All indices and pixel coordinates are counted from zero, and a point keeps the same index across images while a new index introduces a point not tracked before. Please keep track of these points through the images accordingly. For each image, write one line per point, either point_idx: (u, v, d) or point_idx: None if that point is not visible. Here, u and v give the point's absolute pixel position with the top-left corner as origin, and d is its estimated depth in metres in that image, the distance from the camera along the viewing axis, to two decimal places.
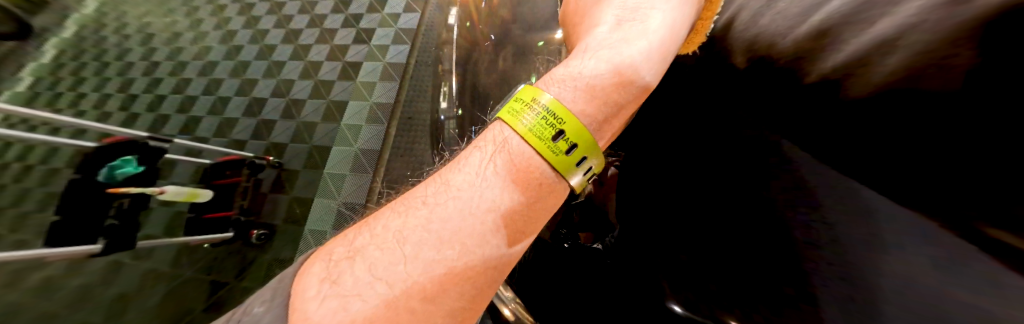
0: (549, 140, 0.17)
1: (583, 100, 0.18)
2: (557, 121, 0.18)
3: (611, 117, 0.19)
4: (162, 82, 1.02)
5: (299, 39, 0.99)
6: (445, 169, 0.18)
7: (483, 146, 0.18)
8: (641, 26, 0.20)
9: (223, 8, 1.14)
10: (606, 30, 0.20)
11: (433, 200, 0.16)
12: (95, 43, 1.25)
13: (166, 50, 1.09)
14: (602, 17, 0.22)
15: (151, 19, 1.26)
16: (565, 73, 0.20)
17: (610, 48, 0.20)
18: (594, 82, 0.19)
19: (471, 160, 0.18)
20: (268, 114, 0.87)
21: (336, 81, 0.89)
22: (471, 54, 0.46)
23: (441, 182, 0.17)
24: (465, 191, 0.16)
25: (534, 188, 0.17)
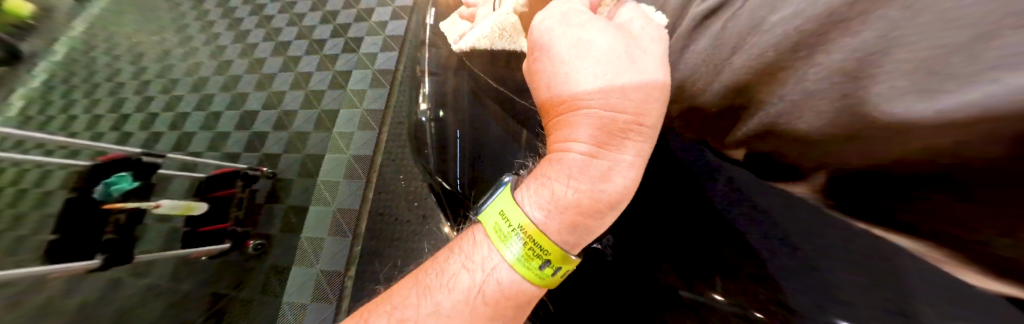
0: (534, 267, 0.24)
1: (558, 229, 0.24)
2: (541, 252, 0.24)
3: (583, 236, 0.24)
4: (154, 100, 1.03)
5: (288, 52, 1.00)
6: (430, 286, 0.26)
7: (467, 264, 0.26)
8: (618, 148, 0.22)
9: (211, 24, 1.15)
10: (565, 177, 0.24)
11: (419, 320, 0.24)
12: (86, 65, 1.26)
13: (157, 68, 1.10)
14: (577, 124, 0.24)
15: (141, 38, 1.28)
16: (543, 196, 0.25)
17: (590, 173, 0.23)
18: (570, 211, 0.23)
19: (459, 280, 0.25)
20: (261, 126, 0.88)
21: (326, 91, 0.90)
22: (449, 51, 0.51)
23: (424, 307, 0.25)
24: (454, 311, 0.24)
25: (505, 304, 0.24)
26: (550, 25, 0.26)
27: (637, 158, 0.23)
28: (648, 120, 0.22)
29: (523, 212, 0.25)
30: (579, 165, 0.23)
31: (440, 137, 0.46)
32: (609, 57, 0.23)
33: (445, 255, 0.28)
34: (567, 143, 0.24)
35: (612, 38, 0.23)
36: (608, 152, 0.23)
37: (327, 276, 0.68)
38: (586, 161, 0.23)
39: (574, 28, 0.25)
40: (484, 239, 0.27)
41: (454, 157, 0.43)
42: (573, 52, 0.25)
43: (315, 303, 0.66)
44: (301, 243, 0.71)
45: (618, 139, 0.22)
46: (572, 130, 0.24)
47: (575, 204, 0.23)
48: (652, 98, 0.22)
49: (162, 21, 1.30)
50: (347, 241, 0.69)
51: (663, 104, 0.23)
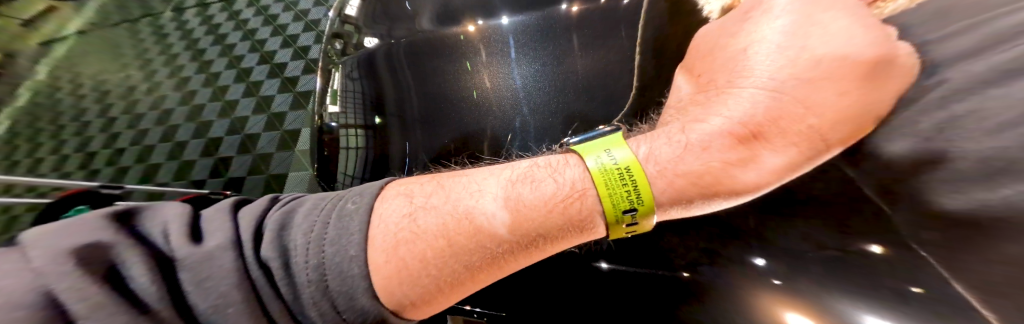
0: (621, 212, 0.26)
1: (667, 191, 0.26)
2: (639, 200, 0.26)
3: (683, 205, 0.27)
4: (120, 136, 1.04)
5: (250, 77, 1.03)
6: (505, 182, 0.27)
7: (551, 173, 0.28)
8: (770, 143, 0.26)
9: (175, 56, 1.18)
10: (707, 142, 0.26)
11: (481, 203, 0.25)
12: (51, 106, 1.26)
13: (122, 104, 1.12)
14: (732, 107, 0.28)
15: (107, 75, 1.29)
16: (673, 149, 0.27)
17: (728, 149, 0.26)
18: (700, 175, 0.26)
19: (545, 186, 0.26)
20: (226, 151, 0.90)
21: (288, 112, 0.93)
22: (384, 55, 0.56)
23: (490, 197, 0.25)
24: (517, 210, 0.25)
25: (565, 227, 0.25)
26: (769, 34, 0.30)
27: (776, 161, 0.25)
28: (826, 139, 0.25)
29: (652, 156, 0.27)
30: (726, 135, 0.26)
31: (374, 140, 0.52)
32: (827, 82, 0.26)
33: (530, 164, 0.29)
34: (716, 115, 0.28)
35: (849, 59, 0.25)
36: (763, 142, 0.25)
37: None
38: (738, 141, 0.25)
39: (819, 34, 0.27)
40: (573, 156, 0.29)
41: (405, 154, 0.51)
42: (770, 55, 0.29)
43: None
44: None
45: (775, 136, 0.26)
46: (725, 109, 0.28)
47: (699, 171, 0.26)
48: (836, 113, 0.25)
49: (129, 57, 1.32)
50: None
51: (841, 119, 0.25)
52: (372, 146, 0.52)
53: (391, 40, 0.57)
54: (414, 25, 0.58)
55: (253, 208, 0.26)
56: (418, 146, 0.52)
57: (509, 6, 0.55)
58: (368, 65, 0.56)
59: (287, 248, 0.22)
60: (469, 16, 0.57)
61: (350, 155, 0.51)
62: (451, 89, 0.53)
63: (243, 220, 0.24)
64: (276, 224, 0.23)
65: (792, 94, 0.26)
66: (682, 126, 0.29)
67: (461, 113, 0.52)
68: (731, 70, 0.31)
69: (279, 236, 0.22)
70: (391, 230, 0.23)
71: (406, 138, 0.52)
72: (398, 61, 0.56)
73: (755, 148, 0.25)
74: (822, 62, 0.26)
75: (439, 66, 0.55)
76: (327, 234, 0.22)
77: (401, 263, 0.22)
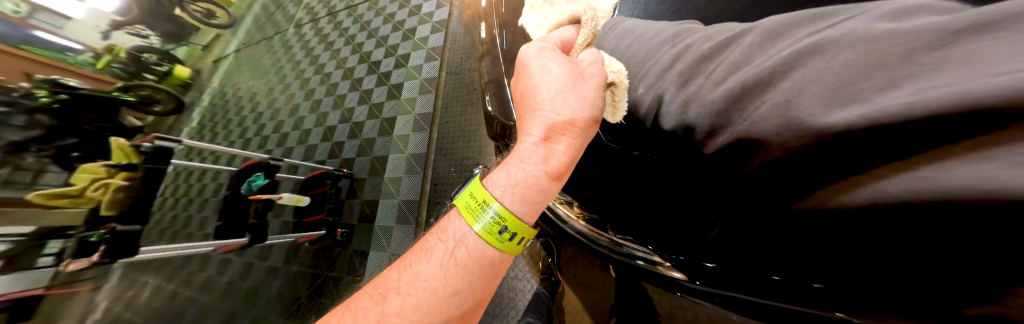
0: (499, 234, 0.28)
1: (511, 199, 0.29)
2: (502, 221, 0.28)
3: (533, 204, 0.29)
4: (264, 126, 1.34)
5: (354, 74, 1.22)
6: (408, 264, 0.28)
7: (437, 246, 0.29)
8: (561, 144, 0.29)
9: (298, 63, 1.47)
10: (517, 164, 0.30)
11: (395, 296, 0.26)
12: (222, 106, 1.68)
13: (265, 102, 1.44)
14: (533, 128, 0.30)
15: (253, 82, 1.67)
16: (502, 177, 0.30)
17: (533, 161, 0.29)
18: (523, 182, 0.29)
19: (437, 252, 0.28)
20: (339, 136, 1.07)
21: (385, 102, 1.06)
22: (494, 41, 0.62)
23: (402, 287, 0.26)
24: (426, 279, 0.26)
25: (472, 267, 0.27)
26: (537, 71, 0.32)
27: (569, 157, 0.29)
28: (583, 130, 0.30)
29: (495, 186, 0.30)
30: (530, 152, 0.29)
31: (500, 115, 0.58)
32: (565, 89, 0.30)
33: (426, 235, 0.31)
34: (524, 137, 0.30)
35: (561, 79, 0.30)
36: (549, 147, 0.29)
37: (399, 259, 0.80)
38: (530, 157, 0.29)
39: (546, 71, 0.31)
40: (454, 212, 0.31)
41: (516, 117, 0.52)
42: (539, 83, 0.31)
43: None
44: (376, 230, 0.85)
45: (565, 138, 0.29)
46: (528, 130, 0.30)
47: (525, 180, 0.29)
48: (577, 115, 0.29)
49: (265, 66, 1.69)
50: (412, 228, 0.81)
51: (584, 119, 0.29)
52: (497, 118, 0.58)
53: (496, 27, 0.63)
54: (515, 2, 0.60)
55: None
56: None
57: None
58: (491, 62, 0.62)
59: None
60: None
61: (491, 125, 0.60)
62: None
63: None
64: None
65: (563, 103, 0.29)
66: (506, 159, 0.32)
67: None
68: (521, 103, 0.33)
69: None
70: None
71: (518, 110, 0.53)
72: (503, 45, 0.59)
73: (554, 154, 0.29)
74: (559, 78, 0.30)
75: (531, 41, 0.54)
76: None
77: None
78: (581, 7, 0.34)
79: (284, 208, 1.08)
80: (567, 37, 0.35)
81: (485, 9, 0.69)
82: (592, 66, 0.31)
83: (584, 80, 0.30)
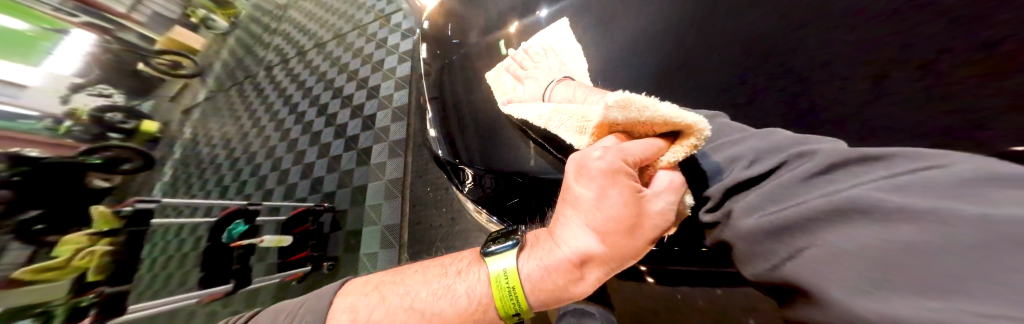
0: (508, 313, 0.36)
1: (536, 292, 0.36)
2: (518, 306, 0.36)
3: (550, 301, 0.36)
4: (241, 171, 1.34)
5: (328, 111, 1.27)
6: (430, 286, 0.38)
7: (467, 287, 0.37)
8: (591, 270, 0.34)
9: (272, 105, 1.51)
10: (549, 267, 0.35)
11: (410, 303, 0.37)
12: (195, 157, 1.66)
13: (241, 147, 1.45)
14: (570, 244, 0.34)
15: (226, 128, 1.67)
16: (536, 265, 0.36)
17: (565, 275, 0.35)
18: (549, 283, 0.35)
19: (455, 289, 0.37)
20: (318, 172, 1.10)
21: (360, 133, 1.10)
22: (444, 67, 0.70)
23: (415, 303, 0.37)
24: (432, 306, 0.36)
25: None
26: (590, 196, 0.33)
27: (593, 279, 0.36)
28: (616, 260, 0.34)
29: (525, 279, 0.36)
30: (565, 265, 0.34)
31: (443, 130, 0.65)
32: (616, 226, 0.32)
33: (455, 272, 0.40)
34: (565, 246, 0.35)
35: (619, 218, 0.31)
36: (583, 270, 0.34)
37: None
38: (564, 272, 0.35)
39: (609, 200, 0.31)
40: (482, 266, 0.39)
41: (462, 146, 0.61)
42: (594, 209, 0.32)
43: None
44: (362, 258, 0.88)
45: (596, 266, 0.34)
46: (571, 243, 0.34)
47: (554, 286, 0.35)
48: (622, 251, 0.33)
49: (238, 112, 1.70)
50: (395, 251, 0.84)
51: (621, 252, 0.33)
52: (443, 132, 0.65)
53: (444, 54, 0.71)
54: (462, 32, 0.71)
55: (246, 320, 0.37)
56: (475, 139, 0.61)
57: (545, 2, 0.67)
58: (437, 81, 0.70)
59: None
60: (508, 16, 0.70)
61: (435, 144, 0.65)
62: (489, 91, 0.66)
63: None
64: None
65: (607, 237, 0.32)
66: (540, 248, 0.37)
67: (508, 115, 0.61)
68: (569, 207, 0.35)
69: None
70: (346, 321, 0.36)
71: (466, 135, 0.63)
72: (453, 71, 0.69)
73: (581, 277, 0.34)
74: (614, 213, 0.31)
75: (473, 77, 0.68)
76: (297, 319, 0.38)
77: None
78: (696, 121, 0.31)
79: (267, 251, 1.08)
80: (652, 155, 0.33)
81: (430, 32, 0.75)
82: (662, 207, 0.32)
83: (644, 223, 0.32)
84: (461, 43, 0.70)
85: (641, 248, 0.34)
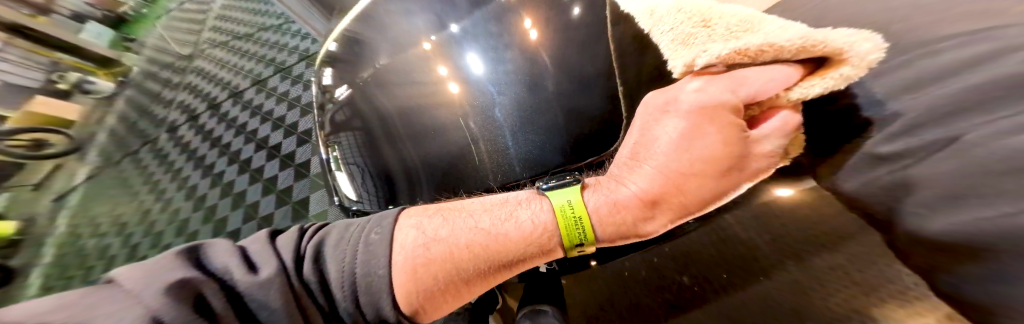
0: (573, 243, 0.41)
1: (606, 223, 0.41)
2: (583, 235, 0.41)
3: (620, 235, 0.41)
4: (146, 258, 1.09)
5: (251, 166, 1.11)
6: (491, 214, 0.43)
7: (533, 214, 0.42)
8: (665, 206, 0.39)
9: (180, 170, 1.28)
10: (620, 204, 0.40)
11: (476, 226, 0.42)
12: (77, 254, 1.31)
13: (142, 228, 1.19)
14: (647, 180, 0.39)
15: (122, 208, 1.37)
16: (608, 198, 0.41)
17: (636, 209, 0.40)
18: (621, 216, 0.40)
19: (520, 216, 0.43)
20: (246, 239, 0.95)
21: (294, 185, 0.98)
22: (357, 98, 0.65)
23: (480, 228, 0.42)
24: (495, 228, 0.41)
25: (529, 253, 0.41)
26: (673, 132, 0.37)
27: (667, 218, 0.39)
28: (692, 199, 0.37)
29: (595, 212, 0.41)
30: (638, 199, 0.39)
31: (370, 158, 0.60)
32: (703, 163, 0.35)
33: (517, 203, 0.45)
34: (638, 180, 0.39)
35: (706, 156, 0.34)
36: (657, 206, 0.39)
37: None
38: (636, 208, 0.40)
39: (699, 137, 0.34)
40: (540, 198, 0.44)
41: (399, 181, 0.57)
42: (676, 147, 0.36)
43: None
44: None
45: (669, 203, 0.38)
46: (644, 178, 0.39)
47: (622, 219, 0.41)
48: (703, 189, 0.36)
49: (136, 186, 1.41)
50: None
51: (699, 191, 0.36)
52: (366, 160, 0.61)
53: (360, 83, 0.66)
54: (375, 56, 0.68)
55: (286, 242, 0.40)
56: (415, 165, 0.57)
57: (454, 19, 0.65)
58: (352, 111, 0.64)
59: (332, 259, 0.37)
60: (421, 36, 0.66)
61: (360, 178, 0.60)
62: (414, 106, 0.61)
63: (281, 249, 0.38)
64: (335, 237, 0.39)
65: (686, 173, 0.36)
66: (610, 187, 0.42)
67: (438, 130, 0.58)
68: (649, 147, 0.39)
69: (315, 260, 0.36)
70: (413, 240, 0.40)
71: (401, 162, 0.58)
72: (372, 97, 0.64)
73: (653, 212, 0.39)
74: (699, 149, 0.35)
75: (403, 93, 0.62)
76: (359, 236, 0.39)
77: (419, 257, 0.38)
78: (868, 50, 0.24)
79: None
80: (776, 90, 0.29)
81: (338, 68, 0.71)
82: (767, 149, 0.32)
83: (747, 162, 0.33)
84: (375, 67, 0.67)
85: (722, 194, 0.36)
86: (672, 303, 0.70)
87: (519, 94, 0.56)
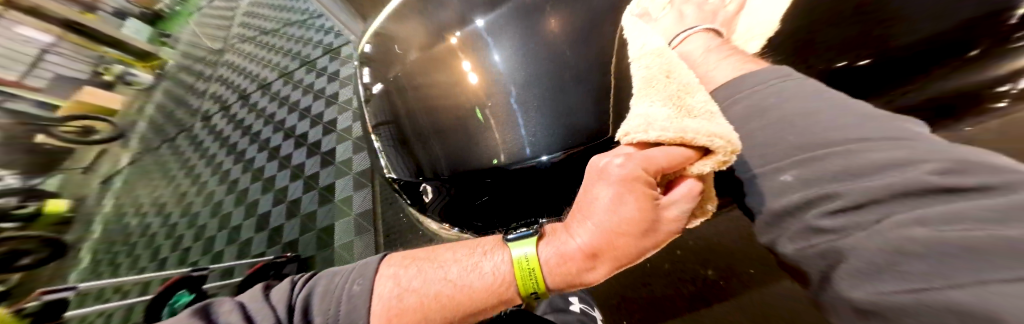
0: (527, 294, 0.41)
1: (552, 277, 0.40)
2: (534, 289, 0.40)
3: (565, 287, 0.41)
4: (183, 236, 1.18)
5: (280, 153, 1.17)
6: (457, 263, 0.44)
7: (496, 265, 0.42)
8: (603, 262, 0.38)
9: (213, 157, 1.37)
10: (565, 257, 0.39)
11: (441, 276, 0.43)
12: (121, 231, 1.42)
13: (180, 209, 1.28)
14: (585, 238, 0.38)
15: (160, 190, 1.47)
16: (555, 251, 0.40)
17: (578, 264, 0.39)
18: (565, 271, 0.40)
19: (484, 266, 0.43)
20: (275, 221, 1.01)
21: (320, 171, 1.03)
22: (389, 89, 0.69)
23: (447, 277, 0.42)
24: (458, 279, 0.42)
25: (490, 304, 0.41)
26: (605, 195, 0.36)
27: (604, 271, 0.39)
28: (628, 256, 0.37)
29: (545, 264, 0.40)
30: (579, 255, 0.38)
31: (398, 142, 0.64)
32: (630, 226, 0.34)
33: (483, 251, 0.45)
34: (579, 235, 0.39)
35: (632, 220, 0.34)
36: (595, 259, 0.38)
37: None
38: (578, 262, 0.39)
39: (624, 204, 0.34)
40: (502, 246, 0.44)
41: (421, 158, 0.60)
42: (608, 210, 0.35)
43: None
44: None
45: (608, 259, 0.37)
46: (584, 234, 0.38)
47: (566, 274, 0.40)
48: (632, 248, 0.35)
49: (173, 171, 1.51)
50: None
51: (632, 249, 0.36)
52: (396, 142, 0.65)
53: (391, 75, 0.70)
54: (405, 47, 0.71)
55: (283, 291, 0.45)
56: (435, 148, 0.60)
57: (481, 10, 0.67)
58: (384, 101, 0.69)
59: (318, 311, 0.42)
60: (448, 29, 0.69)
61: (389, 160, 0.65)
62: (436, 94, 0.63)
63: (275, 302, 0.43)
64: (324, 288, 0.44)
65: (618, 234, 0.35)
66: (558, 239, 0.41)
67: (457, 116, 0.60)
68: (588, 205, 0.38)
69: (304, 313, 0.42)
70: (389, 289, 0.43)
71: (424, 145, 0.61)
72: (401, 87, 0.68)
73: (592, 267, 0.39)
74: (626, 213, 0.34)
75: (429, 82, 0.65)
76: (343, 289, 0.43)
77: (391, 307, 0.41)
78: (720, 144, 0.28)
79: None
80: (677, 166, 0.31)
81: (372, 58, 0.76)
82: (676, 214, 0.33)
83: (660, 226, 0.34)
84: (404, 59, 0.71)
85: (652, 249, 0.36)
86: (696, 296, 0.70)
87: (537, 81, 0.57)
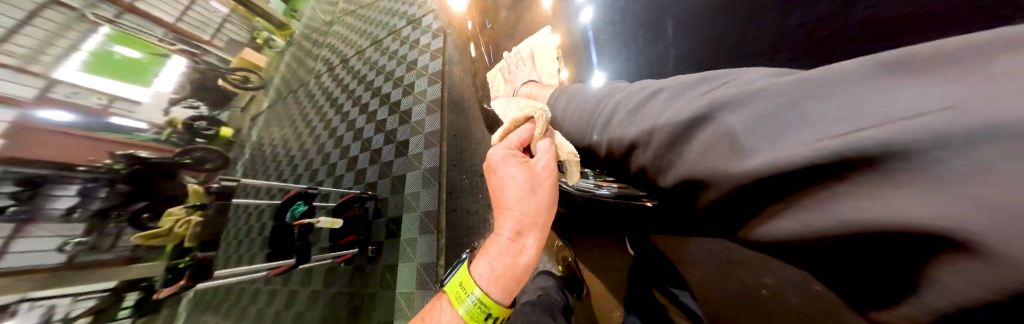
0: (481, 317, 0.39)
1: (492, 283, 0.39)
2: (485, 310, 0.39)
3: (511, 284, 0.39)
4: (298, 166, 1.51)
5: (368, 109, 1.37)
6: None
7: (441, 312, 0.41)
8: (527, 237, 0.37)
9: (322, 108, 1.68)
10: (497, 258, 0.39)
11: None
12: (262, 156, 1.90)
13: (297, 145, 1.63)
14: (502, 226, 0.38)
15: (286, 129, 1.90)
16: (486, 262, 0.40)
17: (508, 255, 0.38)
18: (500, 269, 0.39)
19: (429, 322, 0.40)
20: (361, 164, 1.20)
21: (398, 128, 1.16)
22: None
23: None
24: None
25: None
26: (500, 178, 0.39)
27: (535, 246, 0.38)
28: (540, 223, 0.38)
29: (481, 280, 0.40)
30: (505, 245, 0.38)
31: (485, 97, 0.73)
32: (524, 192, 0.37)
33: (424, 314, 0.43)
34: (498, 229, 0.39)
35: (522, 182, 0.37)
36: (522, 239, 0.37)
37: (425, 268, 0.85)
38: (508, 253, 0.38)
39: (511, 176, 0.38)
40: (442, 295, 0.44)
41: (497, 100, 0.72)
42: (504, 190, 0.38)
43: (419, 291, 0.83)
44: (401, 243, 0.92)
45: (529, 231, 0.38)
46: (500, 223, 0.39)
47: (504, 270, 0.39)
48: (536, 209, 0.38)
49: (295, 115, 1.92)
50: (432, 235, 0.87)
51: (540, 214, 0.38)
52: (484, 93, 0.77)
53: None
54: None
55: None
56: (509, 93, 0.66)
57: None
58: None
59: None
60: None
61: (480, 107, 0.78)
62: None
63: None
64: None
65: (522, 204, 0.37)
66: (485, 249, 0.42)
67: None
68: (494, 197, 0.41)
69: None
70: None
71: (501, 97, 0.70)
72: None
73: (522, 250, 0.38)
74: (516, 181, 0.38)
75: None
76: None
77: None
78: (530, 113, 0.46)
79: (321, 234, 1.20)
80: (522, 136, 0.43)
81: None
82: (546, 164, 0.40)
83: (541, 182, 0.38)
84: None
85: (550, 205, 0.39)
86: None
87: None
